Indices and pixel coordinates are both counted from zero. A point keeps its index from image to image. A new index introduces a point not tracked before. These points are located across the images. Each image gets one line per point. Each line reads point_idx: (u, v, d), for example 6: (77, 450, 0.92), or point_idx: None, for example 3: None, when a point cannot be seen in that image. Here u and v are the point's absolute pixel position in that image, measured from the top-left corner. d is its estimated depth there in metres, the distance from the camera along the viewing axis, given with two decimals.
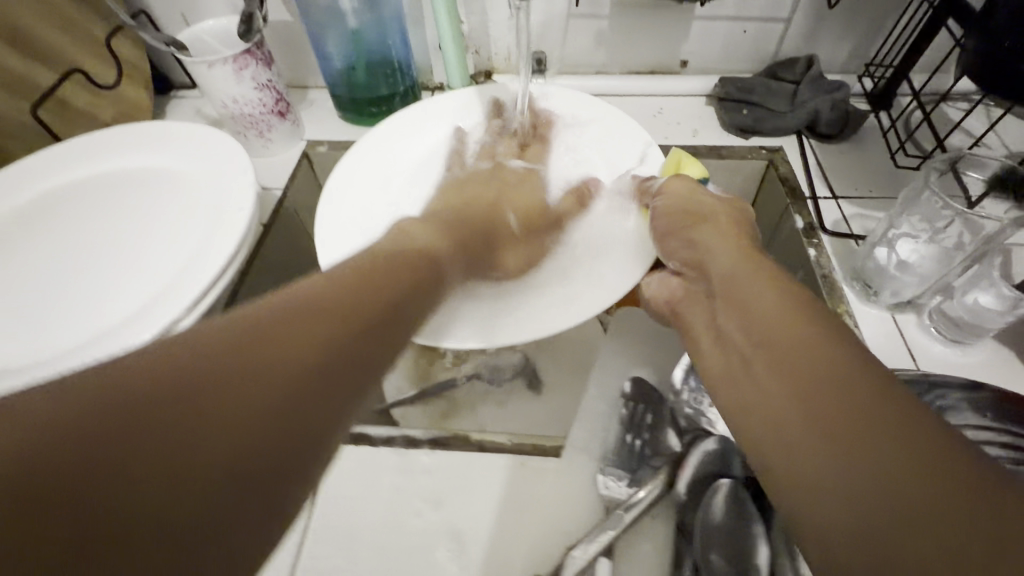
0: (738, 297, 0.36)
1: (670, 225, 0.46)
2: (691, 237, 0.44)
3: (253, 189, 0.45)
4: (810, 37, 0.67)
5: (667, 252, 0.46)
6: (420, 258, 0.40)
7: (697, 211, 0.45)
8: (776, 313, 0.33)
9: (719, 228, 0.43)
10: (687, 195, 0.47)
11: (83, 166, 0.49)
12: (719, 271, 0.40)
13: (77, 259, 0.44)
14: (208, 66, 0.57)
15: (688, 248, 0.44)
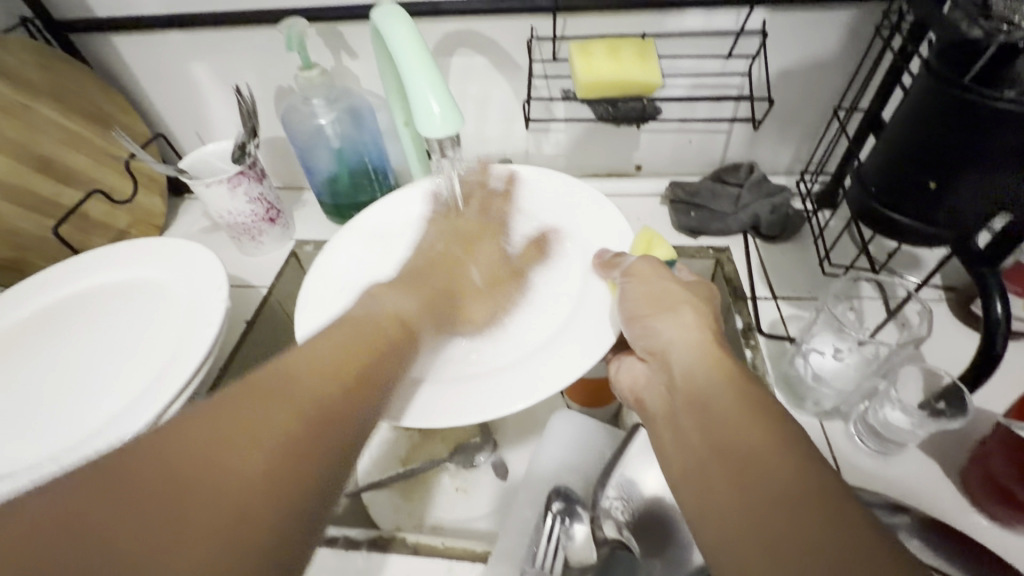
0: (698, 396, 0.36)
1: (633, 313, 0.44)
2: (653, 328, 0.42)
3: (224, 305, 0.51)
4: (750, 145, 0.73)
5: (636, 340, 0.44)
6: (391, 324, 0.44)
7: (664, 298, 0.43)
8: (730, 407, 0.33)
9: (681, 312, 0.42)
10: (653, 281, 0.45)
11: (88, 279, 0.57)
12: (682, 363, 0.39)
13: (70, 366, 0.51)
14: (206, 186, 0.66)
15: (654, 339, 0.42)
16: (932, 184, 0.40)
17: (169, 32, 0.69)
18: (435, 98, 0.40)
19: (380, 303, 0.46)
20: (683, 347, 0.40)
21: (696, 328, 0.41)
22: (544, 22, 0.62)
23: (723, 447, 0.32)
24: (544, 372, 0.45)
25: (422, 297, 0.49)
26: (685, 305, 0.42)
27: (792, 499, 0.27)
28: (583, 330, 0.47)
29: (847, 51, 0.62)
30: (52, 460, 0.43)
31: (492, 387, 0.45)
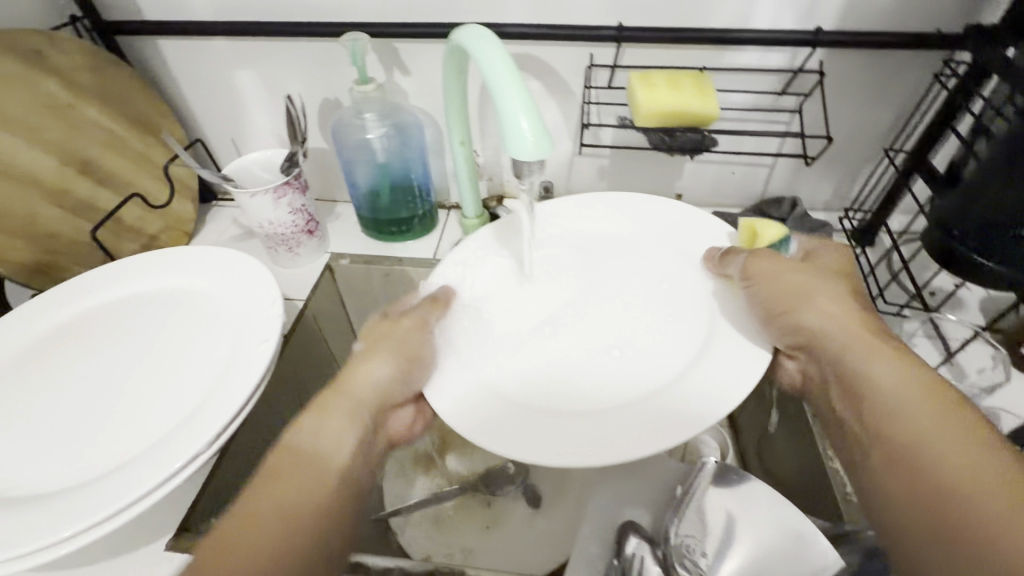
0: (854, 373, 0.42)
1: (770, 309, 0.46)
2: (793, 324, 0.45)
3: (279, 320, 0.49)
4: (791, 181, 0.74)
5: (777, 340, 0.46)
6: (310, 477, 0.40)
7: (801, 290, 0.46)
8: (897, 386, 0.40)
9: (821, 299, 0.45)
10: (788, 276, 0.47)
11: (134, 287, 0.55)
12: (838, 347, 0.44)
13: (114, 376, 0.49)
14: (250, 196, 0.65)
15: (800, 333, 0.45)
16: (1020, 232, 0.43)
17: (218, 39, 0.68)
18: (526, 118, 0.40)
19: (296, 451, 0.41)
20: (840, 338, 0.44)
21: (842, 313, 0.45)
22: (603, 50, 0.62)
23: (894, 420, 0.39)
24: (690, 400, 0.43)
25: (328, 408, 0.44)
26: (825, 292, 0.46)
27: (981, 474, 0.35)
28: (709, 371, 0.45)
29: (896, 94, 0.63)
30: (104, 476, 0.41)
31: (635, 421, 0.43)
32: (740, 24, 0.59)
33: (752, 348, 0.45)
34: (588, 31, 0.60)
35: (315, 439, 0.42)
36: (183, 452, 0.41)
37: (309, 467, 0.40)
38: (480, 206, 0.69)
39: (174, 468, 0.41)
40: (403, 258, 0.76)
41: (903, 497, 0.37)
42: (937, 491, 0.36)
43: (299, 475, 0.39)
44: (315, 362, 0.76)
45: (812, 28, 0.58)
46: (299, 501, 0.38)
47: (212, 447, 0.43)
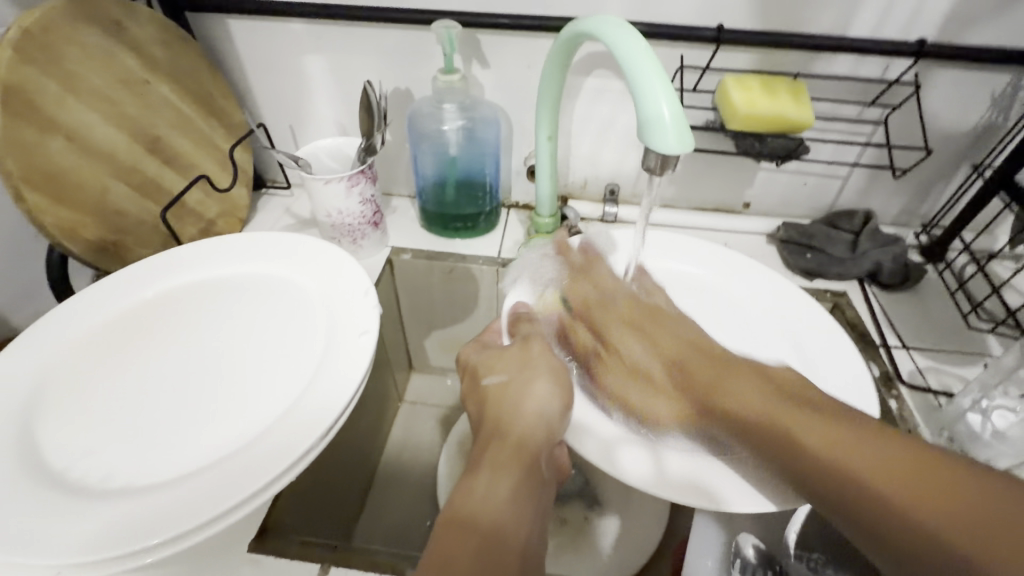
0: (705, 385, 0.42)
1: (631, 403, 0.45)
2: (649, 408, 0.45)
3: (377, 312, 0.48)
4: (864, 194, 0.73)
5: (671, 424, 0.44)
6: (505, 533, 0.34)
7: (637, 370, 0.46)
8: (744, 399, 0.40)
9: (645, 348, 0.46)
10: (628, 353, 0.47)
11: (215, 272, 0.54)
12: (683, 369, 0.44)
13: (201, 365, 0.46)
14: (325, 183, 0.62)
15: (664, 411, 0.44)
16: None
17: (293, 22, 0.66)
18: (668, 105, 0.38)
19: (476, 501, 0.35)
20: (681, 357, 0.44)
21: (664, 349, 0.45)
22: (696, 52, 0.61)
23: (782, 432, 0.38)
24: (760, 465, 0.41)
25: (497, 453, 0.39)
26: (651, 350, 0.46)
27: (864, 454, 0.35)
28: None
29: (985, 110, 0.62)
30: (207, 469, 0.39)
31: (737, 485, 0.41)
32: (840, 31, 0.58)
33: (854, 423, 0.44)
34: (685, 30, 0.59)
35: (489, 494, 0.36)
36: (292, 448, 0.39)
37: (490, 526, 0.34)
38: (555, 205, 0.67)
39: (285, 465, 0.38)
40: (468, 256, 0.74)
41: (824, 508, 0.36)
42: (833, 496, 0.35)
43: (472, 529, 0.34)
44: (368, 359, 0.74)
45: (913, 39, 0.58)
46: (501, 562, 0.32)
47: (321, 443, 0.40)
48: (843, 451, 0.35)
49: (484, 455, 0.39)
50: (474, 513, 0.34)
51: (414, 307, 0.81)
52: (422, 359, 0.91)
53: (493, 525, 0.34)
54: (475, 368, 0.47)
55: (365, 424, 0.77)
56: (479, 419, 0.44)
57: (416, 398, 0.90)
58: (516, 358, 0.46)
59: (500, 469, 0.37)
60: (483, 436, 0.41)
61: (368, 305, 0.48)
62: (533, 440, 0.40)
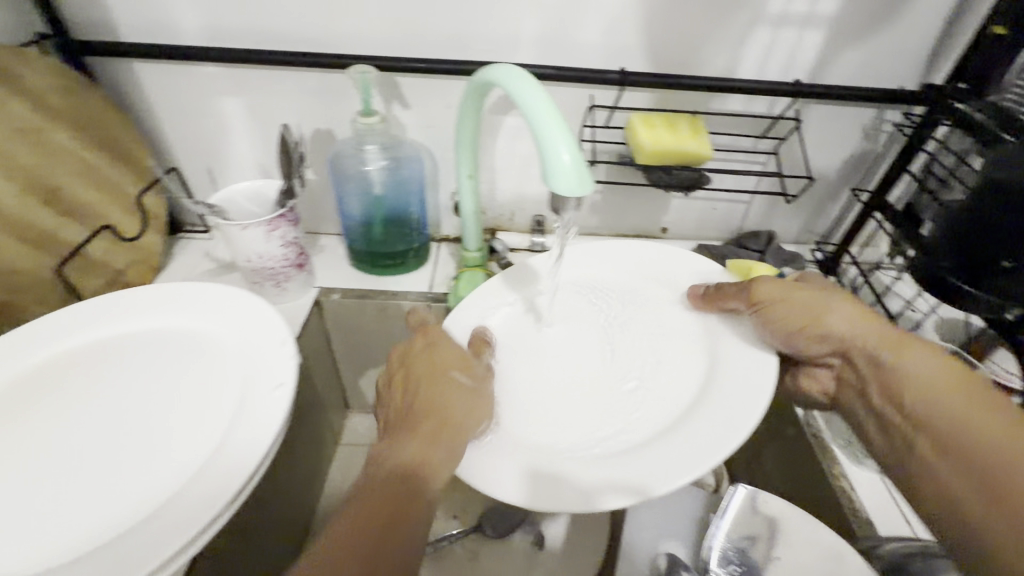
0: (898, 337, 0.46)
1: (806, 303, 0.49)
2: (805, 335, 0.49)
3: (294, 362, 0.46)
4: (766, 217, 0.79)
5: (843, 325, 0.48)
6: (407, 494, 0.37)
7: (826, 295, 0.49)
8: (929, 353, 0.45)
9: (847, 311, 0.48)
10: (781, 291, 0.49)
11: (123, 328, 0.51)
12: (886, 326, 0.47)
13: (105, 431, 0.43)
14: (242, 228, 0.60)
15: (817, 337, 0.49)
16: (957, 277, 0.48)
17: (204, 65, 0.64)
18: (567, 149, 0.41)
19: (403, 465, 0.38)
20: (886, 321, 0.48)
21: (866, 317, 0.48)
22: (604, 93, 0.66)
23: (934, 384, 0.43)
24: (708, 433, 0.42)
25: (434, 434, 0.39)
26: (852, 321, 0.48)
27: (944, 378, 0.43)
28: (730, 394, 0.45)
29: (856, 141, 0.70)
30: (109, 545, 0.36)
31: (685, 454, 0.41)
32: (729, 74, 0.64)
33: (746, 379, 0.46)
34: (592, 73, 0.63)
35: (429, 475, 0.38)
36: (199, 517, 0.37)
37: (410, 504, 0.37)
38: (481, 238, 0.69)
39: (192, 533, 0.36)
40: (398, 292, 0.74)
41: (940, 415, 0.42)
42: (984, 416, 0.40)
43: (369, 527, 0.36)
44: (298, 411, 0.72)
45: (791, 80, 0.64)
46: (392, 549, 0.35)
47: (232, 507, 0.39)
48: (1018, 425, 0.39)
49: (423, 427, 0.40)
50: (406, 475, 0.38)
51: (347, 346, 0.80)
52: (359, 398, 0.89)
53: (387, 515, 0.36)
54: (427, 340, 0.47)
55: (301, 473, 0.74)
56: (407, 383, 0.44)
57: (354, 439, 0.88)
58: (461, 358, 0.45)
59: (438, 440, 0.39)
60: (422, 408, 0.41)
61: (283, 355, 0.47)
62: (468, 423, 0.41)
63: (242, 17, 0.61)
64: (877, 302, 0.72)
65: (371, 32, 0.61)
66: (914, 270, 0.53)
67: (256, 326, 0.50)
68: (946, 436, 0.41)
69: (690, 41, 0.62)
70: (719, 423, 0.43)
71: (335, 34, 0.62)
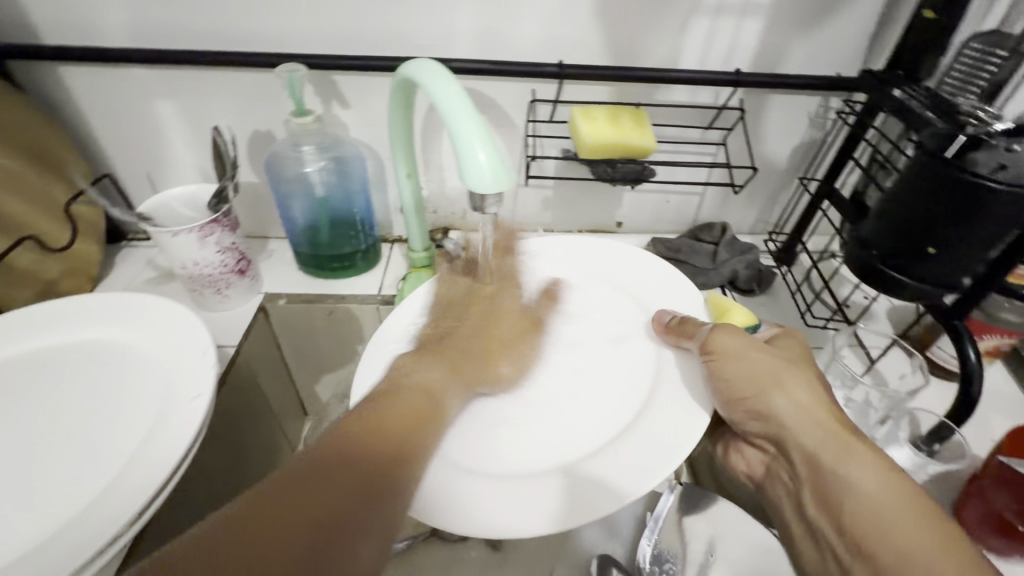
0: (831, 432, 0.42)
1: (756, 369, 0.44)
2: (748, 405, 0.44)
3: (214, 372, 0.45)
4: (720, 208, 0.79)
5: (790, 407, 0.43)
6: (421, 401, 0.39)
7: (778, 369, 0.44)
8: (864, 457, 0.40)
9: (797, 395, 0.43)
10: (735, 347, 0.44)
11: (38, 342, 0.49)
12: (822, 417, 0.43)
13: (9, 452, 0.41)
14: (173, 235, 0.58)
15: (758, 415, 0.44)
16: (889, 266, 0.48)
17: (132, 67, 0.62)
18: (483, 145, 0.40)
19: (420, 378, 0.42)
20: (829, 409, 0.43)
21: (816, 407, 0.43)
22: (545, 87, 0.65)
23: (862, 495, 0.38)
24: (653, 449, 0.41)
25: (453, 358, 0.45)
26: (799, 404, 0.43)
27: (894, 498, 0.38)
28: (669, 411, 0.44)
29: (802, 130, 0.70)
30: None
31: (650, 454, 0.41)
32: (671, 65, 0.63)
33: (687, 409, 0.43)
34: (530, 67, 0.62)
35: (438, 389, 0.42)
36: (94, 540, 0.35)
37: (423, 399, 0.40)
38: (427, 238, 0.68)
39: (87, 558, 0.34)
40: (347, 295, 0.72)
41: (863, 532, 0.38)
42: (908, 538, 0.36)
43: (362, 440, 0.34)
44: (244, 419, 0.70)
45: (733, 70, 0.63)
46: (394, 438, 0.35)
47: (136, 526, 0.37)
48: (947, 550, 0.35)
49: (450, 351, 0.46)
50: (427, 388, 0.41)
51: (298, 351, 0.78)
52: (316, 406, 0.87)
53: (385, 435, 0.35)
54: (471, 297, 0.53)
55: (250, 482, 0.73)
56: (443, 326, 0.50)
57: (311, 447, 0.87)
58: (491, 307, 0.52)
59: (460, 369, 0.44)
60: (457, 339, 0.48)
61: (203, 366, 0.45)
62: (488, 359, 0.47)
63: (167, 17, 0.59)
64: (826, 290, 0.72)
65: (301, 29, 0.60)
66: (851, 260, 0.52)
67: (178, 342, 0.48)
68: (880, 562, 0.37)
69: (628, 32, 0.61)
70: (660, 439, 0.42)
71: (265, 32, 0.60)
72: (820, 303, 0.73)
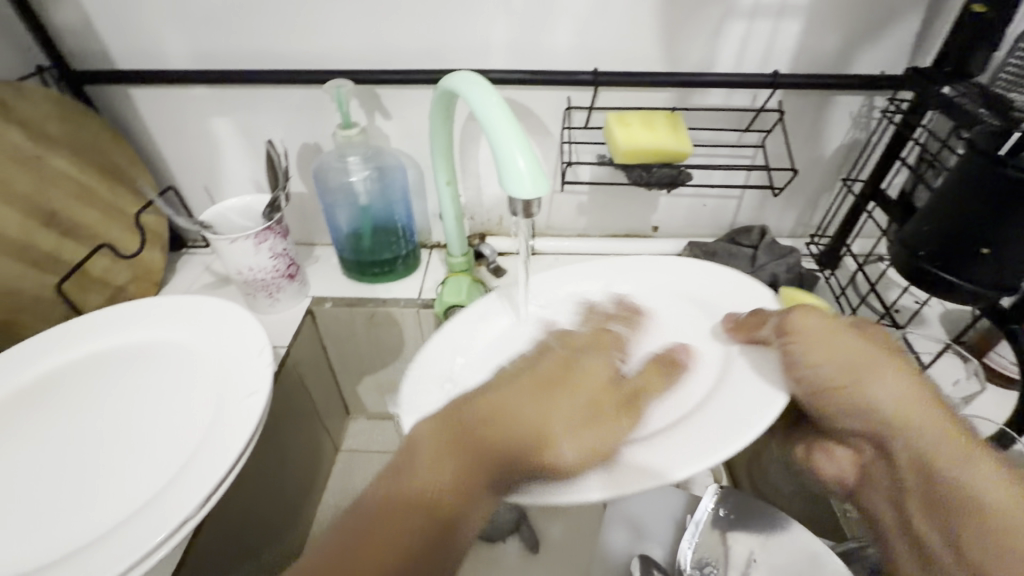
0: (944, 432, 0.39)
1: (843, 355, 0.40)
2: (842, 396, 0.41)
3: (269, 371, 0.48)
4: (758, 211, 0.78)
5: (895, 402, 0.39)
6: (430, 503, 0.32)
7: (870, 354, 0.41)
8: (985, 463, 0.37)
9: (897, 385, 0.40)
10: (819, 330, 0.41)
11: (113, 340, 0.53)
12: (931, 415, 0.39)
13: (91, 441, 0.46)
14: (230, 242, 0.62)
15: (854, 408, 0.41)
16: (937, 269, 0.47)
17: (193, 87, 0.67)
18: (521, 153, 0.41)
19: (419, 476, 0.33)
20: (939, 406, 0.40)
21: (920, 401, 0.39)
22: (580, 94, 0.66)
23: (987, 507, 0.36)
24: (716, 431, 0.37)
25: (461, 433, 0.34)
26: (900, 397, 0.39)
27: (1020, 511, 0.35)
28: (738, 394, 0.39)
29: (844, 130, 0.68)
30: (85, 548, 0.38)
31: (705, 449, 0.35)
32: (706, 69, 0.63)
33: (755, 391, 0.39)
34: (564, 75, 0.63)
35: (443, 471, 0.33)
36: (165, 524, 0.38)
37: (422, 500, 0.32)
38: (465, 244, 0.70)
39: (158, 539, 0.38)
40: (388, 299, 0.75)
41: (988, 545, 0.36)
42: None
43: (412, 500, 0.32)
44: (292, 418, 0.74)
45: (770, 72, 0.63)
46: (436, 491, 0.32)
47: (203, 510, 0.40)
48: None
49: (467, 420, 0.35)
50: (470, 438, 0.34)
51: (342, 354, 0.82)
52: (359, 406, 0.91)
53: (443, 479, 0.33)
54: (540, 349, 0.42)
55: (295, 481, 0.77)
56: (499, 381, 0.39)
57: (353, 445, 0.90)
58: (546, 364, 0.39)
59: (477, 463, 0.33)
60: (476, 411, 0.36)
61: (258, 366, 0.48)
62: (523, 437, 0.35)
63: (226, 41, 0.63)
64: (871, 294, 0.70)
65: (346, 48, 0.63)
66: (896, 263, 0.51)
67: (235, 345, 0.51)
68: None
69: (661, 39, 0.61)
70: (725, 422, 0.37)
71: (313, 52, 0.64)
72: (865, 308, 0.71)
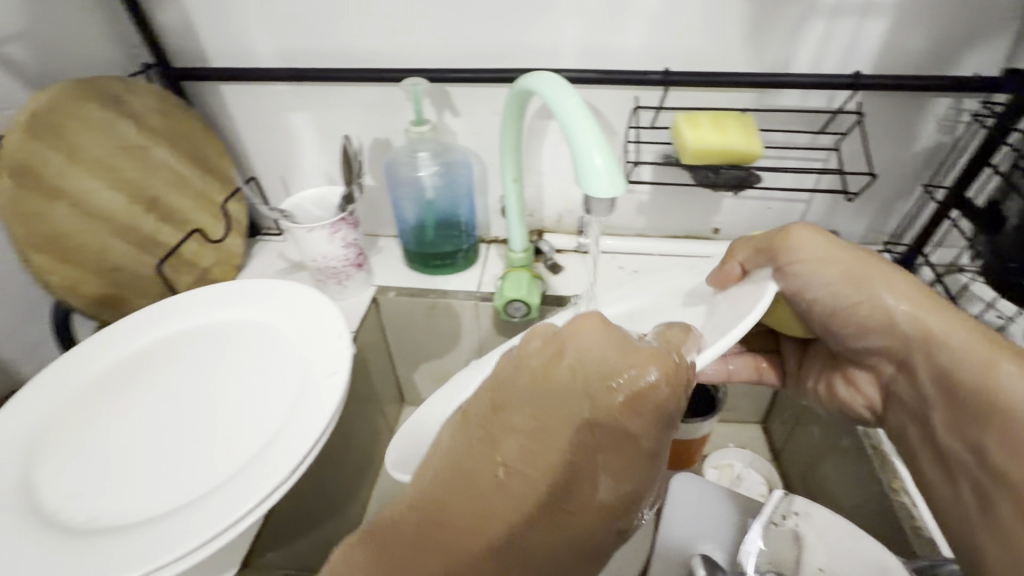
0: (957, 339, 0.39)
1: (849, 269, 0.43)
2: (853, 309, 0.44)
3: (348, 353, 0.51)
4: (828, 216, 0.75)
5: (901, 309, 0.42)
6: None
7: (875, 265, 0.43)
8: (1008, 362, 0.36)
9: (901, 292, 0.42)
10: (820, 248, 0.43)
11: (205, 318, 0.58)
12: (943, 322, 0.40)
13: (189, 407, 0.50)
14: (308, 230, 0.66)
15: (868, 320, 0.44)
16: None
17: (277, 84, 0.72)
18: (599, 151, 0.42)
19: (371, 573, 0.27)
20: (952, 314, 0.41)
21: (928, 307, 0.41)
22: (649, 93, 0.66)
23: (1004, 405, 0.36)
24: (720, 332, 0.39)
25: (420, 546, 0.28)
26: (908, 301, 0.42)
27: None
28: (738, 305, 0.42)
29: (929, 133, 0.65)
30: (189, 504, 0.42)
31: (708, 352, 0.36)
32: (782, 69, 0.62)
33: (750, 289, 0.42)
34: (635, 75, 0.63)
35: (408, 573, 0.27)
36: (258, 490, 0.42)
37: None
38: (527, 239, 0.71)
39: (251, 503, 0.41)
40: (448, 292, 0.78)
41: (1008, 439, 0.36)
42: None
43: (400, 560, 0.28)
44: (354, 401, 0.78)
45: (851, 73, 0.61)
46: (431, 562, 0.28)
47: (291, 479, 0.43)
48: None
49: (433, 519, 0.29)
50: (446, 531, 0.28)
51: (402, 343, 0.85)
52: (413, 394, 0.94)
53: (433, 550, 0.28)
54: (527, 429, 0.30)
55: (354, 462, 0.81)
56: (455, 485, 0.30)
57: None
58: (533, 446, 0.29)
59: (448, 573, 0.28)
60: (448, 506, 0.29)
61: (338, 347, 0.52)
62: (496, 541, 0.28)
63: (311, 41, 0.67)
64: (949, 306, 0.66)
65: (422, 48, 0.66)
66: None
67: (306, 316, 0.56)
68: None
69: (736, 39, 0.61)
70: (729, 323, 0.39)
71: (391, 52, 0.67)
72: None
